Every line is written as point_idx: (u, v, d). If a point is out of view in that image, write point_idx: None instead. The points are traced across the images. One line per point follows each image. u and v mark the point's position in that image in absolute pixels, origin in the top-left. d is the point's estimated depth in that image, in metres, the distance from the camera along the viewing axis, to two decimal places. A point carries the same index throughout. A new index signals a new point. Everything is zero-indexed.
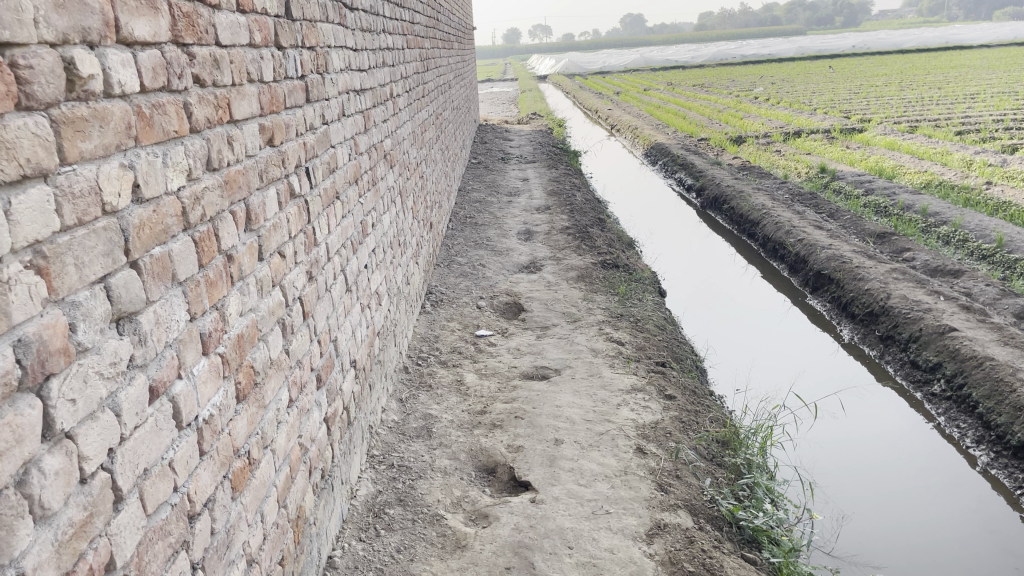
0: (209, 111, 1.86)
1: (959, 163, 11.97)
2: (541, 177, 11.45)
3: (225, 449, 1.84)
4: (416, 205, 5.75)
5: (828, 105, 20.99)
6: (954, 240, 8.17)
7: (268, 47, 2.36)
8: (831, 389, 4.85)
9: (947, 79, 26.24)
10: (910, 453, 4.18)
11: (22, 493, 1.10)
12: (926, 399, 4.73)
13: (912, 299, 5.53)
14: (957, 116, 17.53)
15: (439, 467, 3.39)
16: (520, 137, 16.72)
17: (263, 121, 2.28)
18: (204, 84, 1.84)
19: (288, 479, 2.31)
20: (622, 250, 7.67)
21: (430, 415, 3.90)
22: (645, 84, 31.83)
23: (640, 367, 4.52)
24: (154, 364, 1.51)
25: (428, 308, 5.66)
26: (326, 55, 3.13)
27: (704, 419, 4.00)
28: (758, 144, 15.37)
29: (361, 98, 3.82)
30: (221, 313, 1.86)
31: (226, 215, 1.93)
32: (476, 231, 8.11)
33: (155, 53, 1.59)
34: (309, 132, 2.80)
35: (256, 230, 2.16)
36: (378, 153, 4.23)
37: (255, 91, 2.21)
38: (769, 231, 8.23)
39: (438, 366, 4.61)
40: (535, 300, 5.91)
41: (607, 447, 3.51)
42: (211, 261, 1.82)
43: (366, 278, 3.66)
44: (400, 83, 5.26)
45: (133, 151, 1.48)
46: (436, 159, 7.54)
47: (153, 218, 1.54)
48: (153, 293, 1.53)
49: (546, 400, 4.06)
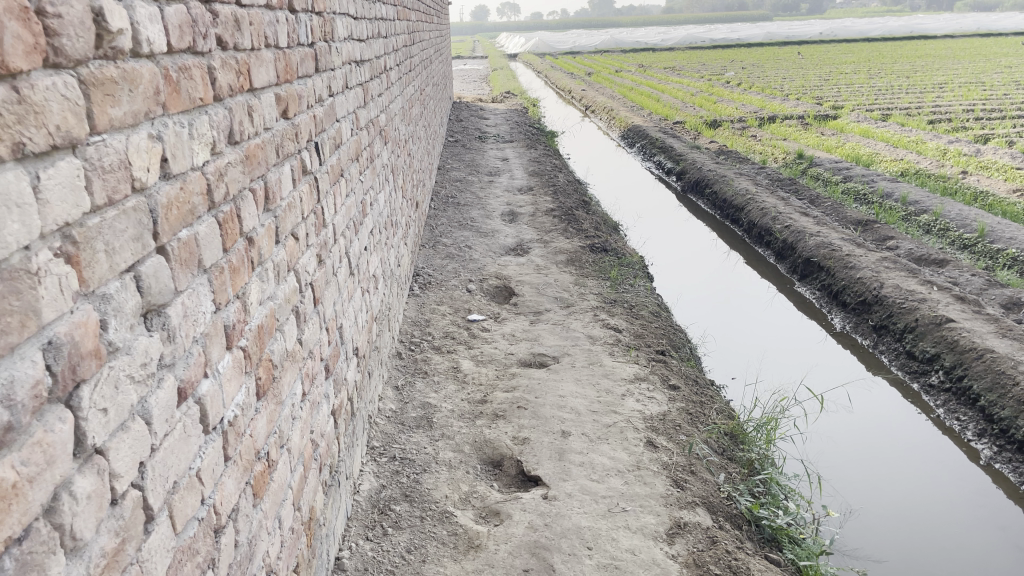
0: (232, 77, 1.68)
1: (934, 151, 12.05)
2: (521, 157, 11.26)
3: (247, 450, 1.67)
4: (405, 184, 5.56)
5: (800, 91, 21.03)
6: (935, 229, 8.19)
7: (282, 10, 2.16)
8: (831, 380, 4.81)
9: (914, 68, 26.54)
10: (915, 448, 4.12)
11: (52, 523, 0.92)
12: (924, 390, 4.71)
13: (906, 289, 5.50)
14: (928, 105, 17.65)
15: (443, 460, 3.24)
16: (495, 115, 16.48)
17: (278, 91, 2.09)
18: (226, 46, 1.65)
19: (302, 480, 2.15)
20: (609, 234, 7.56)
21: (429, 405, 3.74)
22: (617, 66, 31.62)
23: (641, 356, 4.41)
24: (183, 363, 1.34)
25: (416, 291, 5.48)
26: (332, 23, 2.92)
27: (710, 411, 3.91)
28: (734, 129, 15.34)
29: (361, 70, 3.61)
30: (243, 302, 1.68)
31: (247, 194, 1.74)
32: (459, 211, 7.92)
33: (181, 8, 1.40)
34: (318, 104, 2.60)
35: (273, 210, 1.97)
36: (374, 128, 4.03)
37: (272, 57, 2.02)
38: (754, 217, 8.17)
39: (433, 353, 4.44)
40: (526, 284, 5.76)
41: (617, 440, 3.40)
42: (234, 245, 1.64)
43: (365, 261, 3.48)
44: (392, 56, 5.04)
45: (161, 119, 1.30)
46: (420, 136, 7.31)
47: (180, 196, 1.35)
48: (181, 282, 1.35)
49: (548, 389, 3.92)
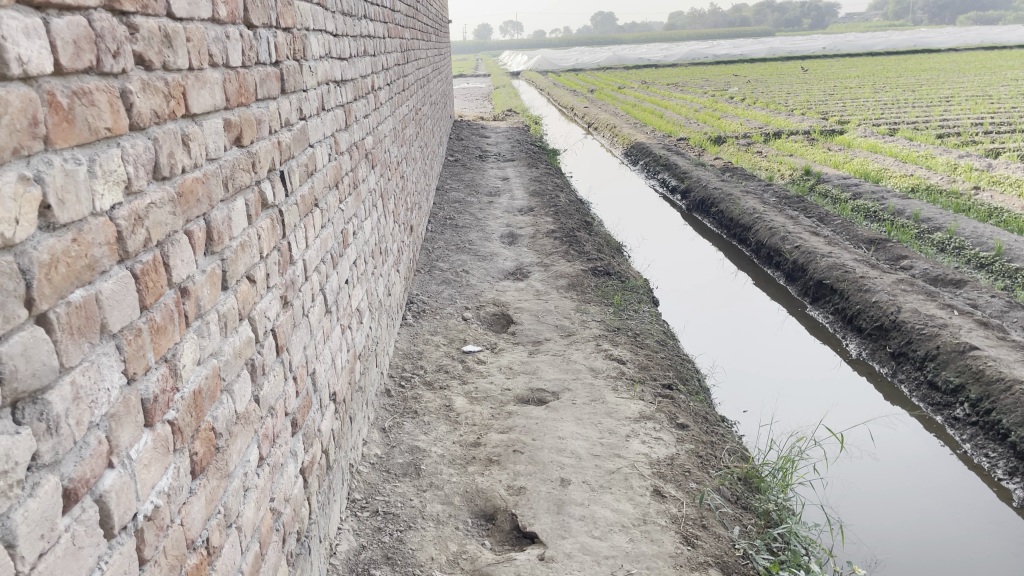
0: (158, 102, 1.42)
1: (944, 166, 11.78)
2: (521, 177, 11.02)
3: (176, 542, 1.40)
4: (397, 209, 5.32)
5: (805, 106, 20.76)
6: (950, 247, 7.91)
7: (234, 25, 1.91)
8: (850, 418, 4.53)
9: (918, 82, 26.26)
10: (942, 488, 3.82)
11: None
12: (949, 423, 4.43)
13: (925, 314, 5.23)
14: (936, 119, 17.38)
15: (430, 515, 2.96)
16: (497, 134, 16.26)
17: (228, 115, 1.84)
18: (150, 66, 1.41)
19: (258, 558, 1.87)
20: (612, 257, 7.29)
21: (418, 449, 3.47)
22: (619, 82, 31.52)
23: (647, 391, 4.13)
24: (72, 459, 1.08)
25: (409, 320, 5.21)
26: (303, 40, 2.68)
27: (722, 452, 3.62)
28: (739, 145, 15.09)
29: (342, 90, 3.36)
30: (171, 367, 1.42)
31: (179, 237, 1.49)
32: (457, 234, 7.67)
33: (80, 21, 1.16)
34: (283, 129, 2.34)
35: (220, 253, 1.72)
36: (359, 151, 3.79)
37: (219, 78, 1.77)
38: (762, 236, 7.91)
39: (424, 389, 4.17)
40: (524, 312, 5.49)
41: (620, 488, 3.12)
42: (158, 301, 1.38)
43: (346, 295, 3.22)
44: (381, 75, 4.80)
45: (41, 157, 1.05)
46: (416, 156, 7.09)
47: (71, 250, 1.10)
48: (72, 356, 1.09)
49: (546, 429, 3.64)
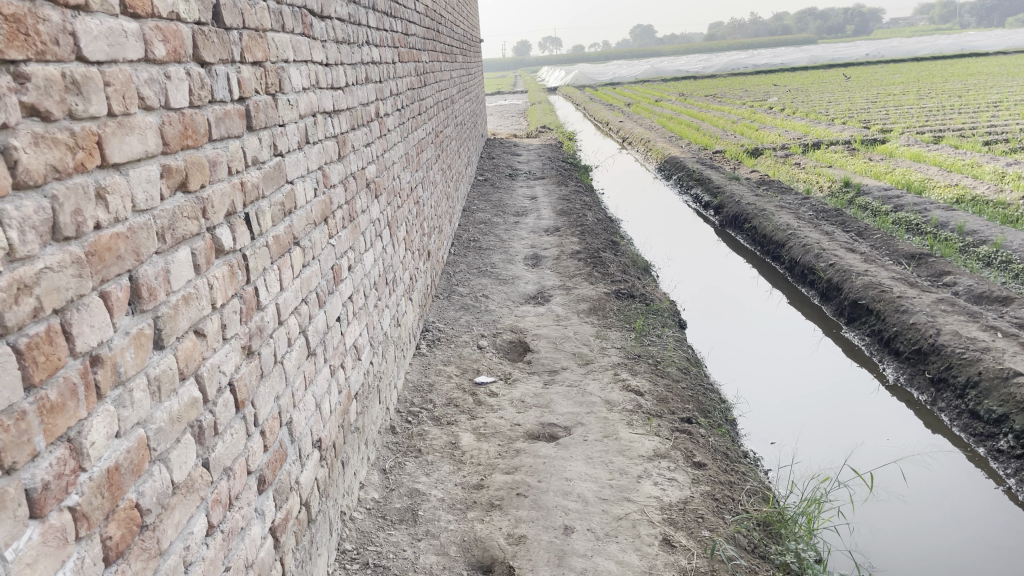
0: (58, 155, 1.29)
1: (991, 175, 11.30)
2: (550, 195, 10.86)
3: None
4: (409, 236, 5.20)
5: (846, 114, 20.25)
6: (996, 261, 7.52)
7: (178, 63, 1.79)
8: (886, 452, 4.25)
9: (966, 87, 25.44)
10: (983, 530, 3.54)
11: None
12: (992, 456, 4.14)
13: (966, 336, 4.91)
14: (983, 125, 16.78)
15: (423, 568, 2.80)
16: (529, 151, 16.13)
17: (168, 160, 1.71)
18: (50, 117, 1.29)
19: None
20: (638, 278, 7.08)
21: (417, 492, 3.31)
22: (656, 95, 31.23)
23: (663, 426, 3.92)
24: None
25: (423, 349, 5.08)
26: (280, 72, 2.57)
27: (741, 494, 3.39)
28: (777, 157, 14.73)
29: (333, 121, 3.25)
30: (73, 446, 1.29)
31: (89, 300, 1.36)
32: (479, 257, 7.53)
33: None
34: (250, 167, 2.22)
35: (152, 310, 1.59)
36: (358, 181, 3.68)
37: (153, 121, 1.64)
38: (796, 254, 7.62)
39: (431, 425, 4.01)
40: (542, 339, 5.31)
41: (627, 537, 2.93)
42: (54, 375, 1.25)
43: (337, 334, 3.09)
44: (388, 102, 4.70)
45: None
46: (436, 180, 6.99)
47: None
48: None
49: (554, 470, 3.45)
